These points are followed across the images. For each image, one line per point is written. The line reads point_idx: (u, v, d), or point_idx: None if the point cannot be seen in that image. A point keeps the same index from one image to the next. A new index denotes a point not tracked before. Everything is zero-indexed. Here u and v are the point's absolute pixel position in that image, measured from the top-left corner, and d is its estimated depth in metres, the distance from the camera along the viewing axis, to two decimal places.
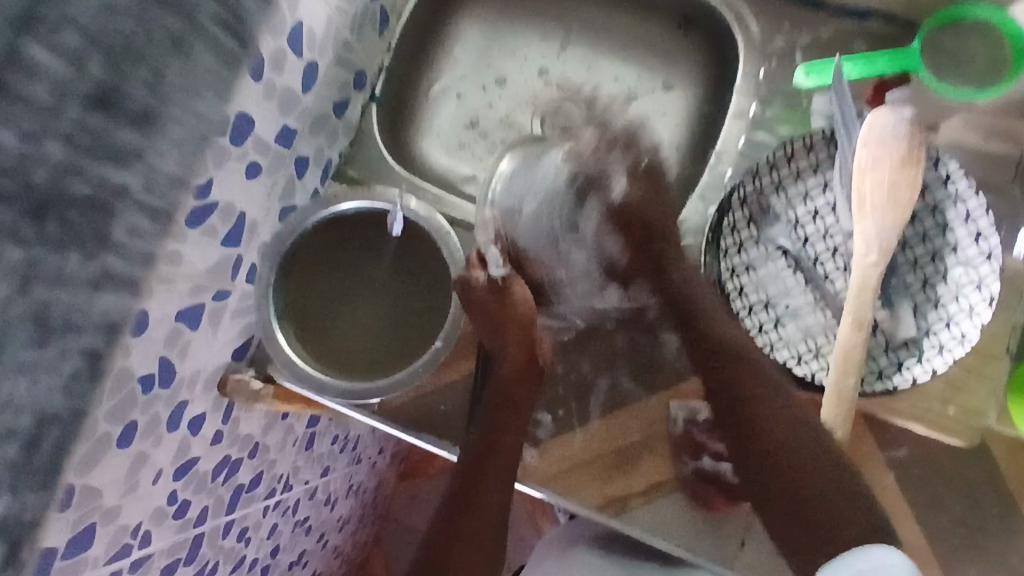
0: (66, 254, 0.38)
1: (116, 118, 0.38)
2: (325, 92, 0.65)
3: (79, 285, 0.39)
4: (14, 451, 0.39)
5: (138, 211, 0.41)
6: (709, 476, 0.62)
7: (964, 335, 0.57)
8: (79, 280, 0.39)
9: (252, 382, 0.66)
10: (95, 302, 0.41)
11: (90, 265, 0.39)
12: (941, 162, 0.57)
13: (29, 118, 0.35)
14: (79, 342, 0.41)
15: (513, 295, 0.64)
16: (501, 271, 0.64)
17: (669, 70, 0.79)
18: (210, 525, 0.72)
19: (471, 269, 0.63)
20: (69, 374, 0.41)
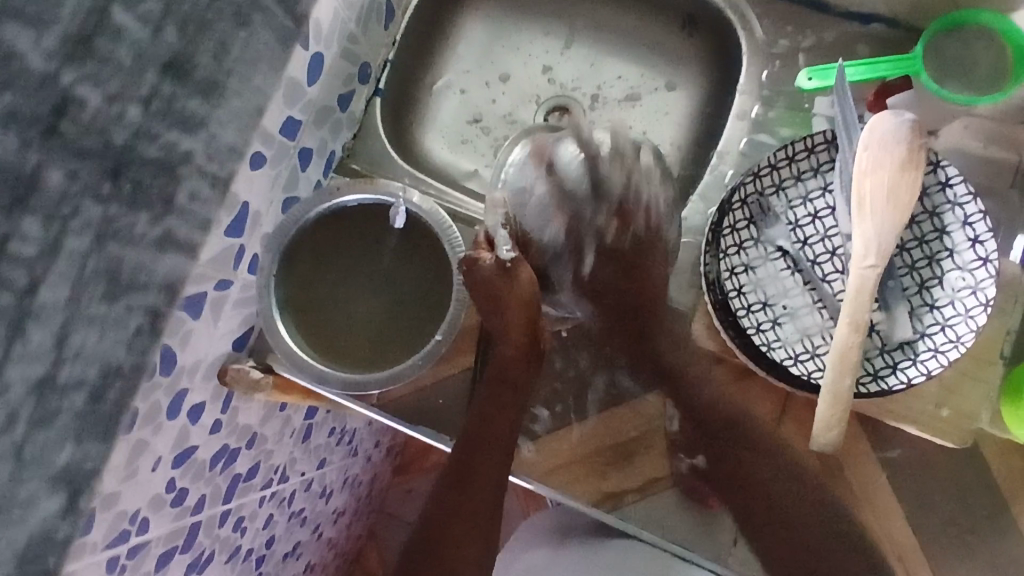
0: (136, 215, 0.46)
1: (184, 88, 0.46)
2: (331, 84, 0.66)
3: (144, 244, 0.48)
4: (81, 401, 0.48)
5: (199, 178, 0.51)
6: (704, 474, 0.63)
7: (958, 339, 0.57)
8: (144, 240, 0.48)
9: (252, 372, 0.66)
10: (139, 259, 0.48)
11: (156, 228, 0.49)
12: (940, 167, 0.58)
13: (112, 80, 0.42)
14: (142, 302, 0.50)
15: (520, 280, 0.61)
16: (510, 253, 0.61)
17: (672, 70, 0.79)
18: (207, 513, 0.73)
19: (477, 250, 0.61)
20: (133, 329, 0.50)
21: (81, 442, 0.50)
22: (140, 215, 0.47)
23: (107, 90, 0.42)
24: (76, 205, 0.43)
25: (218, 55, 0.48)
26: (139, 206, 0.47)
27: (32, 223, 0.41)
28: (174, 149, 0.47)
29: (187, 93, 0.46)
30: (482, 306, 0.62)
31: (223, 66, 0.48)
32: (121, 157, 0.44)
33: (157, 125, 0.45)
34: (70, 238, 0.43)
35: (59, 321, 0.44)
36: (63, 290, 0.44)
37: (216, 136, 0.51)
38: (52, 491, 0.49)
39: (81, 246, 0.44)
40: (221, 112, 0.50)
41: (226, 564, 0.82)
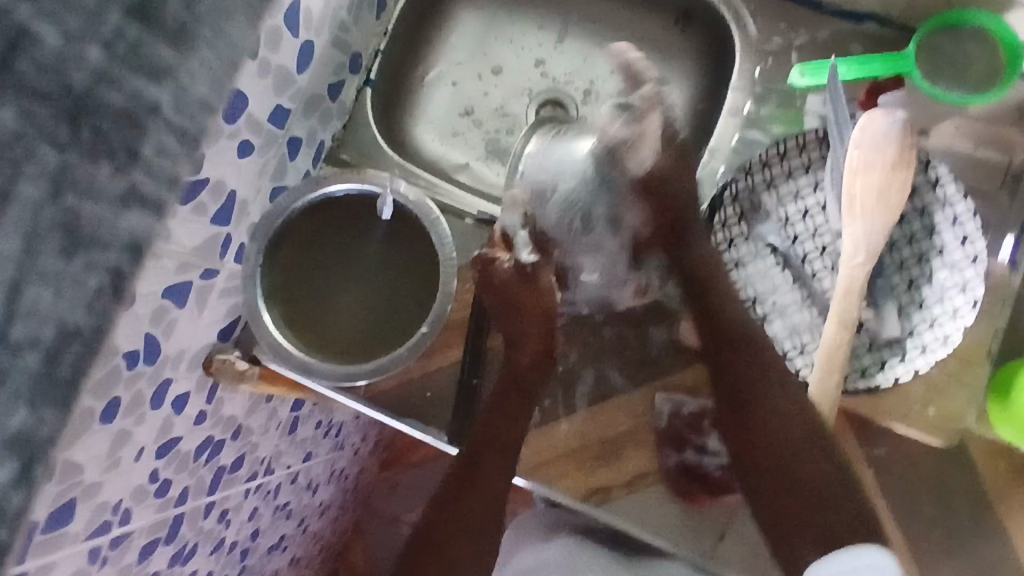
0: (98, 163, 0.38)
1: (152, 31, 0.38)
2: (321, 72, 0.65)
3: (108, 199, 0.38)
4: (38, 365, 0.38)
5: (167, 130, 0.40)
6: (692, 470, 0.63)
7: (947, 337, 0.57)
8: (108, 194, 0.38)
9: (237, 363, 0.66)
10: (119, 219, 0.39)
11: (121, 179, 0.39)
12: (931, 166, 0.59)
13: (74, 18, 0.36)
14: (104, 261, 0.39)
15: (536, 285, 0.66)
16: (530, 257, 0.66)
17: (665, 65, 0.79)
18: (190, 505, 0.72)
19: (494, 250, 0.65)
20: (93, 289, 0.39)
21: (35, 414, 0.38)
22: (98, 163, 0.38)
23: (66, 27, 0.36)
24: (30, 149, 0.36)
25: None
26: (99, 153, 0.38)
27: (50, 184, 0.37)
28: (138, 99, 0.38)
29: (155, 39, 0.38)
30: (497, 307, 0.65)
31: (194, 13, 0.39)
32: (79, 100, 0.37)
33: (118, 69, 0.37)
34: (22, 186, 0.36)
35: (13, 270, 0.36)
36: (14, 240, 0.36)
37: (184, 89, 0.40)
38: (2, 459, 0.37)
39: (34, 195, 0.36)
40: (191, 63, 0.40)
41: (210, 557, 0.81)
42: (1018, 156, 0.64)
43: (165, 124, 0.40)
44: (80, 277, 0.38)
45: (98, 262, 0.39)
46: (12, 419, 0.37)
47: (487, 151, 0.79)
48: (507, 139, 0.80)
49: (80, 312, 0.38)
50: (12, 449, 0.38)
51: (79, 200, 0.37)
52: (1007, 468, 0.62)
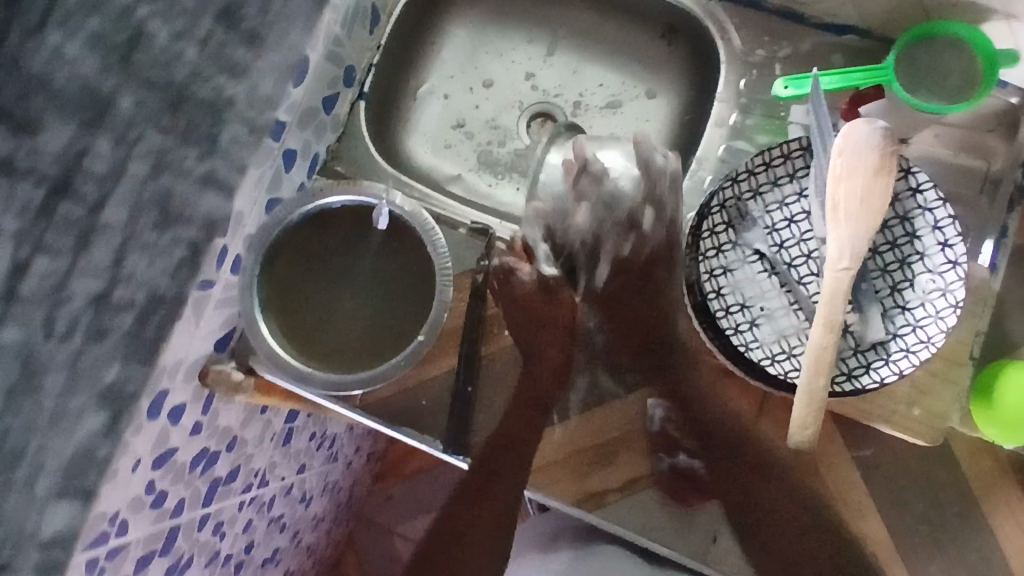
0: (188, 149, 0.52)
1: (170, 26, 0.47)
2: (315, 86, 0.66)
3: (193, 178, 0.52)
4: (129, 322, 0.50)
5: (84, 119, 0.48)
6: (682, 473, 0.64)
7: (929, 339, 0.59)
8: (113, 172, 0.49)
9: (233, 373, 0.67)
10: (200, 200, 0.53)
11: (202, 166, 0.53)
12: (911, 173, 0.60)
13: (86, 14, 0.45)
14: (185, 235, 0.53)
15: (557, 304, 0.68)
16: (554, 270, 0.68)
17: (652, 77, 0.81)
18: (186, 517, 0.72)
19: (517, 261, 0.69)
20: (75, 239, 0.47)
21: (128, 362, 0.51)
22: (188, 151, 0.52)
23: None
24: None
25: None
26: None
27: (102, 144, 0.48)
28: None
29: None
30: (512, 321, 0.68)
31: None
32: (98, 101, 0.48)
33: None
34: (131, 164, 0.49)
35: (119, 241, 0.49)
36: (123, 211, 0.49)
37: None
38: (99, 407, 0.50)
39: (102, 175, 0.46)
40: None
41: (205, 569, 0.81)
42: (995, 162, 0.67)
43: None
44: (169, 247, 0.52)
45: (183, 234, 0.53)
46: (106, 374, 0.50)
47: (479, 163, 0.81)
48: (499, 150, 0.81)
49: (166, 277, 0.53)
50: (0, 377, 0.45)
51: (173, 186, 0.51)
52: (992, 466, 0.63)
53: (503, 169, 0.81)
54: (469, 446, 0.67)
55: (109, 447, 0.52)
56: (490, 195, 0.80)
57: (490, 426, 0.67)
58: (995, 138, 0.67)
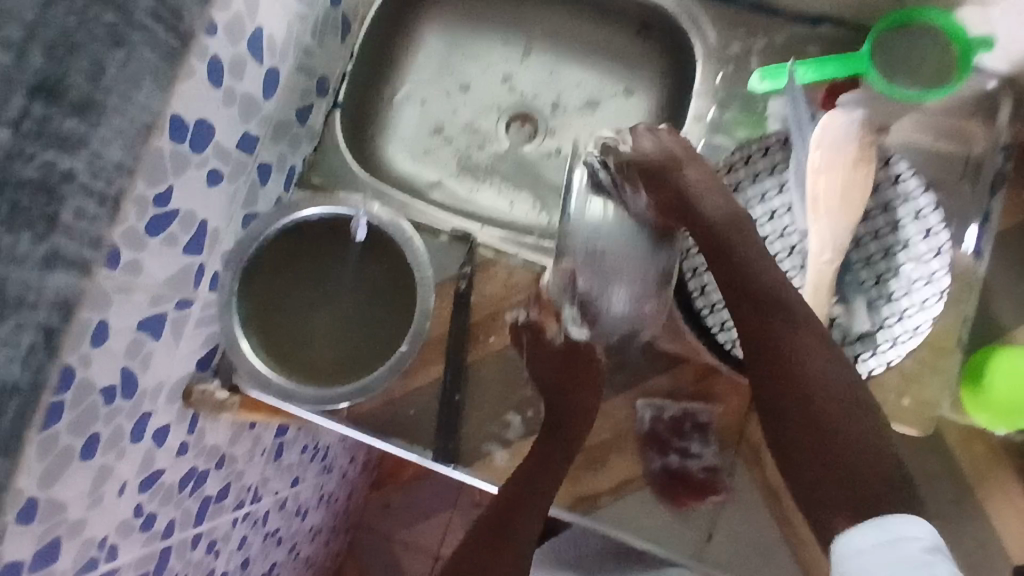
0: (17, 235, 0.38)
1: (60, 108, 0.38)
2: (287, 98, 0.66)
3: (30, 265, 0.38)
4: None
5: (83, 195, 0.40)
6: (675, 473, 0.63)
7: (916, 329, 0.58)
8: (30, 260, 0.38)
9: (217, 392, 0.66)
10: (46, 282, 0.39)
11: (41, 245, 0.39)
12: (891, 163, 0.60)
13: None
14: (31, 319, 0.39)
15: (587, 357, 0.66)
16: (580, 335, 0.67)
17: (630, 74, 0.80)
18: (178, 538, 0.71)
19: (542, 318, 0.67)
20: (25, 348, 0.39)
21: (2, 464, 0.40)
22: (19, 234, 0.38)
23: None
24: None
25: (96, 76, 0.39)
26: (17, 225, 0.38)
27: None
28: (53, 171, 0.38)
29: (62, 113, 0.38)
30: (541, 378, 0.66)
31: (100, 84, 0.39)
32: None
33: (31, 143, 0.38)
34: None
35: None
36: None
37: (99, 155, 0.40)
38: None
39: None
40: (103, 130, 0.40)
41: None
42: (975, 147, 0.66)
43: (83, 190, 0.40)
44: (10, 337, 0.38)
45: (29, 322, 0.39)
46: None
47: (460, 167, 0.80)
48: (478, 154, 0.81)
49: (15, 367, 0.39)
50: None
51: (46, 266, 0.39)
52: (985, 450, 0.63)
53: (483, 173, 0.80)
54: (460, 456, 0.66)
55: None
56: (471, 200, 0.79)
57: (480, 435, 0.66)
58: (973, 124, 0.67)
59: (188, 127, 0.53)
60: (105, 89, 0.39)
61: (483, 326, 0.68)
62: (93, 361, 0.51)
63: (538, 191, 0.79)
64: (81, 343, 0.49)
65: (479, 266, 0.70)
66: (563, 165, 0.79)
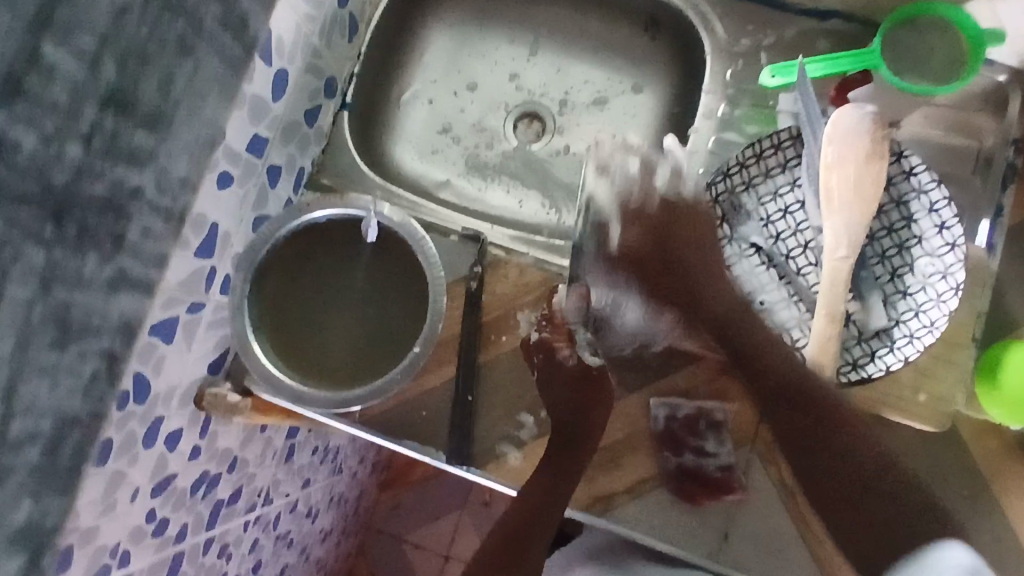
0: (83, 255, 0.43)
1: (127, 118, 0.43)
2: (296, 99, 0.65)
3: (93, 288, 0.45)
4: (35, 455, 0.45)
5: (150, 212, 0.48)
6: (691, 471, 0.63)
7: (932, 324, 0.57)
8: (95, 282, 0.45)
9: (230, 395, 0.65)
10: (111, 304, 0.47)
11: (106, 267, 0.46)
12: (904, 157, 0.59)
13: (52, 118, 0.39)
14: (95, 346, 0.47)
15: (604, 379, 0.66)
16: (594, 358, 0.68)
17: (638, 71, 0.80)
18: (190, 542, 0.71)
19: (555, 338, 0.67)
20: (88, 373, 0.47)
21: (39, 498, 0.47)
22: (87, 255, 0.44)
23: (43, 130, 0.39)
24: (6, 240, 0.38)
25: (163, 87, 0.45)
26: (85, 246, 0.43)
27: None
28: (120, 186, 0.45)
29: (131, 125, 0.44)
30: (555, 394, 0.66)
31: (167, 99, 0.46)
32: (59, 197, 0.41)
33: (100, 162, 0.43)
34: (9, 286, 0.39)
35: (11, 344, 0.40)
36: (7, 341, 0.40)
37: (165, 170, 0.48)
38: (9, 552, 0.46)
39: (24, 294, 0.40)
40: (170, 144, 0.48)
41: None
42: (987, 141, 0.66)
43: (149, 208, 0.48)
44: (74, 364, 0.46)
45: (90, 349, 0.47)
46: (17, 513, 0.45)
47: (468, 167, 0.80)
48: (486, 153, 0.80)
49: (77, 399, 0.47)
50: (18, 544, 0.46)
51: (65, 295, 0.43)
52: (999, 445, 0.63)
53: (492, 172, 0.80)
54: (473, 457, 0.65)
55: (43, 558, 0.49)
56: (479, 199, 0.79)
57: (493, 436, 0.66)
58: (984, 117, 0.66)
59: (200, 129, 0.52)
60: (170, 105, 0.46)
61: (495, 325, 0.68)
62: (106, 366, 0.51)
63: (547, 190, 0.79)
64: None
65: (489, 266, 0.70)
66: (572, 163, 0.79)
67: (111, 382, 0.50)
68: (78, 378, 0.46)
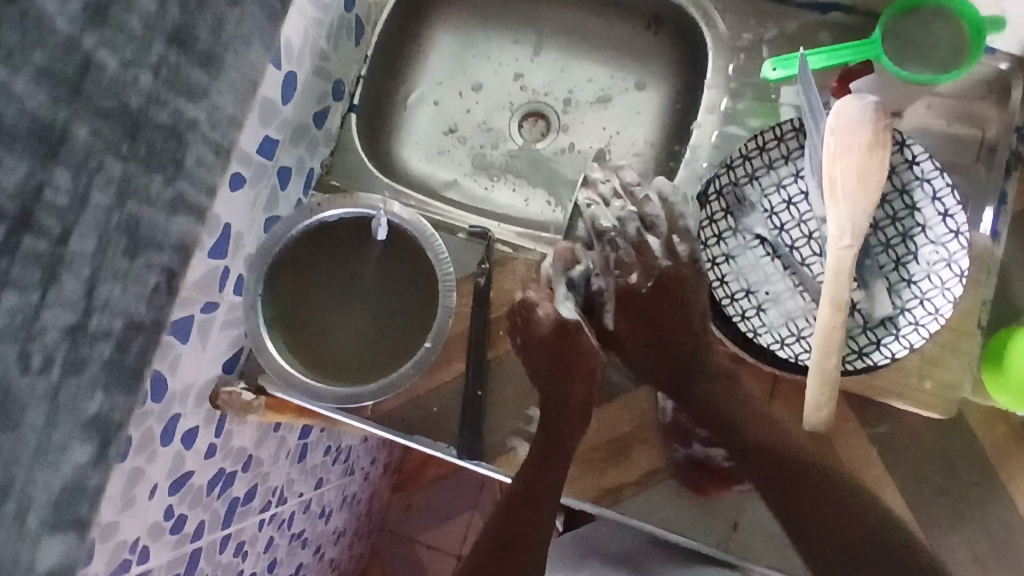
0: (152, 176, 0.44)
1: (184, 57, 0.43)
2: (304, 102, 0.67)
3: (160, 206, 0.45)
4: (101, 359, 0.44)
5: (203, 144, 0.48)
6: (699, 462, 0.64)
7: (937, 311, 0.58)
8: (160, 201, 0.45)
9: (244, 393, 0.66)
10: (171, 224, 0.47)
11: (169, 189, 0.46)
12: (906, 145, 0.60)
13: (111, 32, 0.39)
14: (159, 261, 0.47)
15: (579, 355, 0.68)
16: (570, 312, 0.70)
17: (641, 69, 0.81)
18: (207, 539, 0.72)
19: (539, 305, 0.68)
20: (152, 286, 0.47)
21: (110, 393, 0.46)
22: (153, 177, 0.44)
23: (121, 54, 0.40)
24: (94, 161, 0.40)
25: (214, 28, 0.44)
26: (154, 167, 0.44)
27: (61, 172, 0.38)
28: (179, 118, 0.44)
29: (187, 62, 0.43)
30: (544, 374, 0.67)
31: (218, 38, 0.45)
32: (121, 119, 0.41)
33: (166, 92, 0.43)
34: (88, 193, 0.40)
35: (88, 270, 0.41)
36: (79, 240, 0.40)
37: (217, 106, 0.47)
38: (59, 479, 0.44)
39: (100, 203, 0.41)
40: (221, 82, 0.47)
41: None
42: (989, 130, 0.66)
43: (202, 139, 0.47)
44: (141, 275, 0.45)
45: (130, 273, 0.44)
46: (90, 404, 0.44)
47: (474, 167, 0.81)
48: (492, 153, 0.82)
49: (143, 306, 0.47)
50: (92, 435, 0.45)
51: (137, 209, 0.43)
52: (1007, 432, 0.63)
53: (498, 171, 0.81)
54: (484, 451, 0.66)
55: (99, 477, 0.47)
56: (486, 198, 0.80)
57: (503, 430, 0.67)
58: (988, 105, 0.66)
59: None
60: (224, 45, 0.45)
61: (500, 322, 0.69)
62: None
63: (553, 188, 0.80)
64: None
65: (497, 263, 0.70)
66: (577, 161, 0.80)
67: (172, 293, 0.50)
68: (144, 286, 0.46)
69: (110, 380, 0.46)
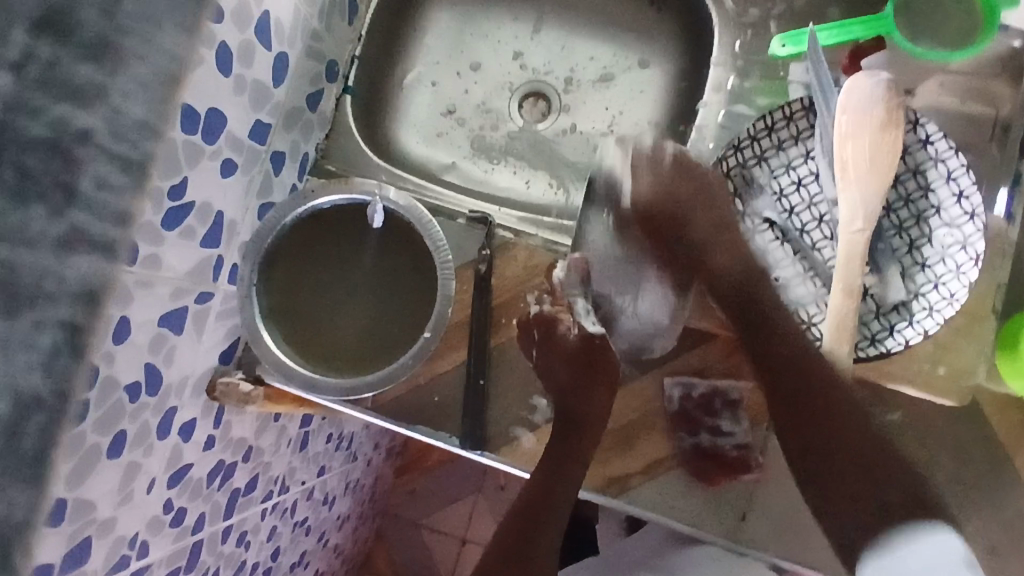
0: (28, 209, 0.35)
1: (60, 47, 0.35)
2: (296, 84, 0.65)
3: (42, 248, 0.35)
4: None
5: (104, 159, 0.36)
6: (708, 451, 0.62)
7: (952, 296, 0.56)
8: (44, 241, 0.35)
9: (241, 384, 0.65)
10: (67, 266, 0.36)
11: (59, 223, 0.36)
12: (920, 125, 0.58)
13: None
14: (56, 315, 0.36)
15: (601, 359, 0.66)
16: (597, 329, 0.68)
17: (644, 46, 0.78)
18: (208, 531, 0.71)
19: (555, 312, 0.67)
20: (47, 349, 0.36)
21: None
22: (31, 208, 0.35)
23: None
24: None
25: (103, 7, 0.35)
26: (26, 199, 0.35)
27: None
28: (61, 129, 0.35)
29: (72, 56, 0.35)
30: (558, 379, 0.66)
31: (114, 22, 0.36)
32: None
33: (35, 94, 0.34)
34: None
35: None
36: None
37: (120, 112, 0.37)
38: None
39: None
40: (124, 78, 0.36)
41: None
42: (1004, 107, 0.64)
43: (102, 152, 0.36)
44: (30, 338, 0.35)
45: (49, 318, 0.36)
46: None
47: (473, 149, 0.79)
48: (492, 134, 0.79)
49: (38, 375, 0.36)
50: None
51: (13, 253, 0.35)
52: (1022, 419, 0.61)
53: (498, 154, 0.79)
54: (487, 441, 0.65)
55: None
56: (486, 181, 0.78)
57: (505, 419, 0.66)
58: (1001, 83, 0.64)
59: (200, 117, 0.52)
60: (117, 28, 0.36)
61: (503, 309, 0.67)
62: (117, 358, 0.51)
63: (554, 170, 0.77)
64: (103, 341, 0.49)
65: (497, 249, 0.68)
66: (580, 142, 0.78)
67: (79, 359, 0.38)
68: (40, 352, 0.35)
69: (26, 453, 0.37)
